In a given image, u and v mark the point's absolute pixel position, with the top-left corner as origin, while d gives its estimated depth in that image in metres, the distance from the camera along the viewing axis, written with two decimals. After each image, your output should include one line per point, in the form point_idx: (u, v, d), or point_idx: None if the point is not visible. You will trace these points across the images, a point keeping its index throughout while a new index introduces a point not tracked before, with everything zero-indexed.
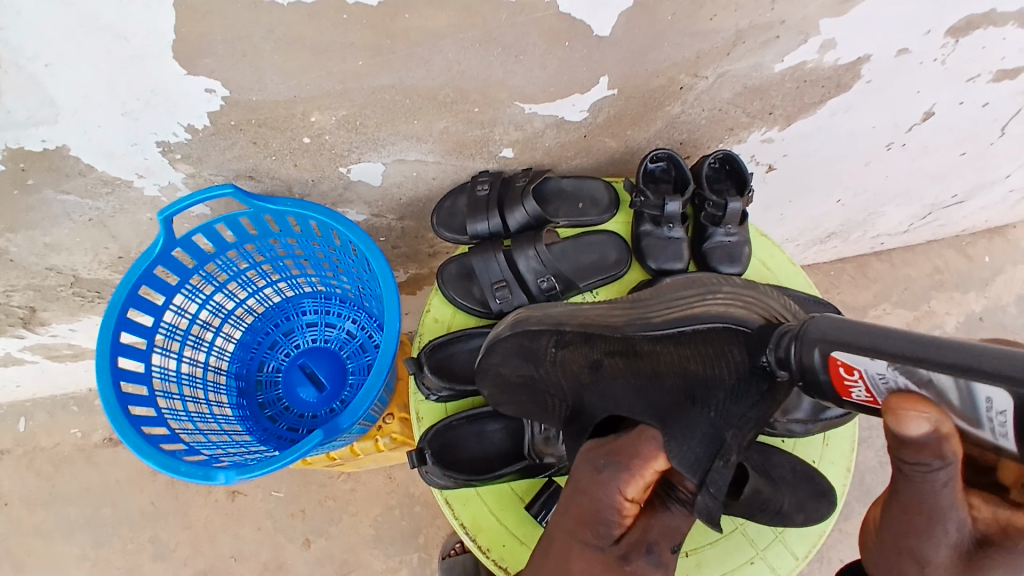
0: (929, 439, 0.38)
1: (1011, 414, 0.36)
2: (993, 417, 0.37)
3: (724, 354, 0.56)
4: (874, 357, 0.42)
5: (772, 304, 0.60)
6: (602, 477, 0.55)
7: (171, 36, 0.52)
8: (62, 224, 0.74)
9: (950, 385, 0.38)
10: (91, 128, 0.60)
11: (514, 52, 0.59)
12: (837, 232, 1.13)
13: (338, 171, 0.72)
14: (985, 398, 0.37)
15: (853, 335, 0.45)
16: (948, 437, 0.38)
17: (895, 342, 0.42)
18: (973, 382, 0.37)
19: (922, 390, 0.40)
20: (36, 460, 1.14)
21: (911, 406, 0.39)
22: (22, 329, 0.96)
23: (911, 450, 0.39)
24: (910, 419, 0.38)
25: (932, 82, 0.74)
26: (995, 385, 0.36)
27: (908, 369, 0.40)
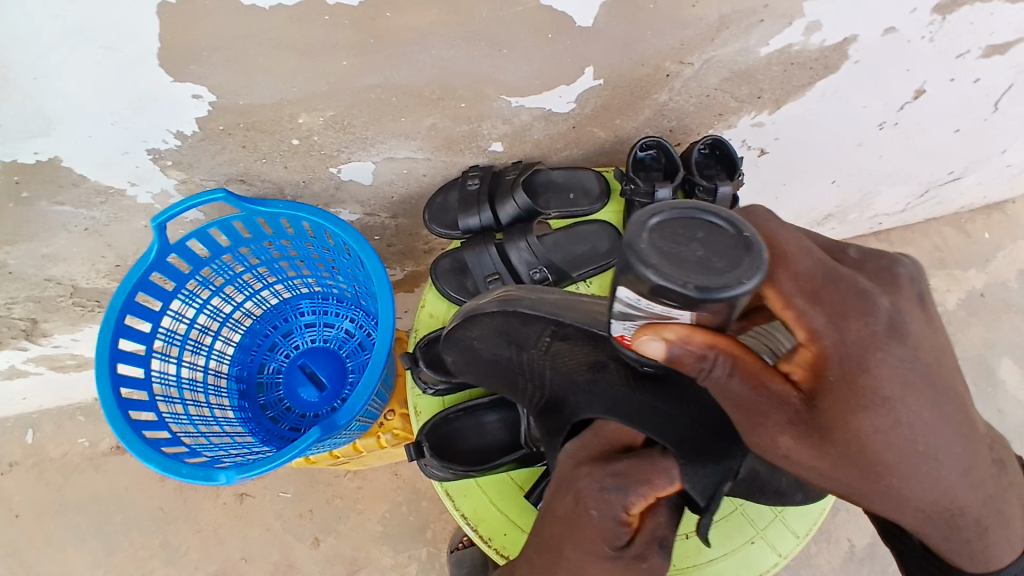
0: (675, 355, 0.42)
1: (636, 294, 0.38)
2: (651, 305, 0.38)
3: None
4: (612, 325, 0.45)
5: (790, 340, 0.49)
6: (612, 496, 0.55)
7: (156, 43, 0.52)
8: (58, 235, 0.75)
9: (627, 305, 0.40)
10: (82, 138, 0.60)
11: (499, 46, 0.59)
12: (833, 214, 1.14)
13: (330, 171, 0.73)
14: (628, 297, 0.39)
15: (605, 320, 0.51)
16: (691, 342, 0.41)
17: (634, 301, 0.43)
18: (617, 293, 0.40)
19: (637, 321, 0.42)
20: (45, 470, 1.16)
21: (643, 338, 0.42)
22: (25, 341, 0.97)
23: (683, 364, 0.42)
24: (647, 347, 0.42)
25: (921, 60, 0.74)
26: (618, 288, 0.39)
27: (618, 314, 0.43)
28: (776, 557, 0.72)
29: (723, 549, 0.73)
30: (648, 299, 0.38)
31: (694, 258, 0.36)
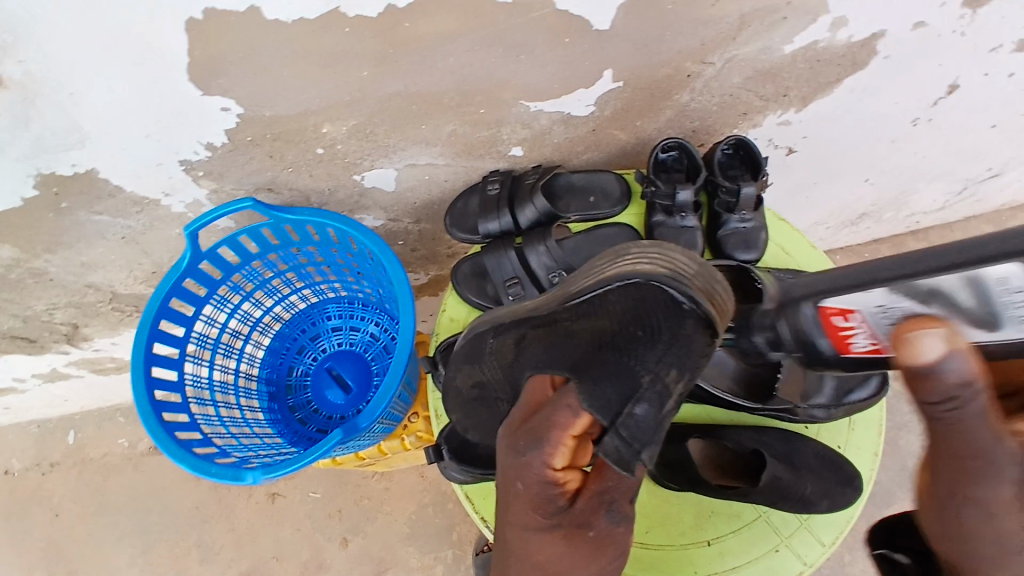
0: (947, 360, 0.36)
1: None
2: (1011, 296, 0.40)
3: (620, 315, 0.56)
4: (868, 288, 0.47)
5: (677, 256, 0.56)
6: (530, 457, 0.53)
7: (185, 59, 0.54)
8: (97, 244, 0.78)
9: (956, 285, 0.42)
10: (118, 151, 0.63)
11: (516, 52, 0.60)
12: (867, 213, 1.11)
13: (354, 178, 0.74)
14: (994, 281, 0.40)
15: (835, 283, 0.52)
16: (960, 359, 0.37)
17: (862, 274, 0.48)
18: (977, 270, 0.40)
19: (902, 301, 0.45)
20: (86, 469, 1.20)
21: (916, 343, 0.37)
22: (67, 345, 1.01)
23: (931, 379, 0.37)
24: (923, 342, 0.37)
25: (954, 53, 0.72)
26: (999, 265, 0.39)
27: (908, 288, 0.44)
28: (801, 566, 0.71)
29: (747, 557, 0.72)
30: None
31: None
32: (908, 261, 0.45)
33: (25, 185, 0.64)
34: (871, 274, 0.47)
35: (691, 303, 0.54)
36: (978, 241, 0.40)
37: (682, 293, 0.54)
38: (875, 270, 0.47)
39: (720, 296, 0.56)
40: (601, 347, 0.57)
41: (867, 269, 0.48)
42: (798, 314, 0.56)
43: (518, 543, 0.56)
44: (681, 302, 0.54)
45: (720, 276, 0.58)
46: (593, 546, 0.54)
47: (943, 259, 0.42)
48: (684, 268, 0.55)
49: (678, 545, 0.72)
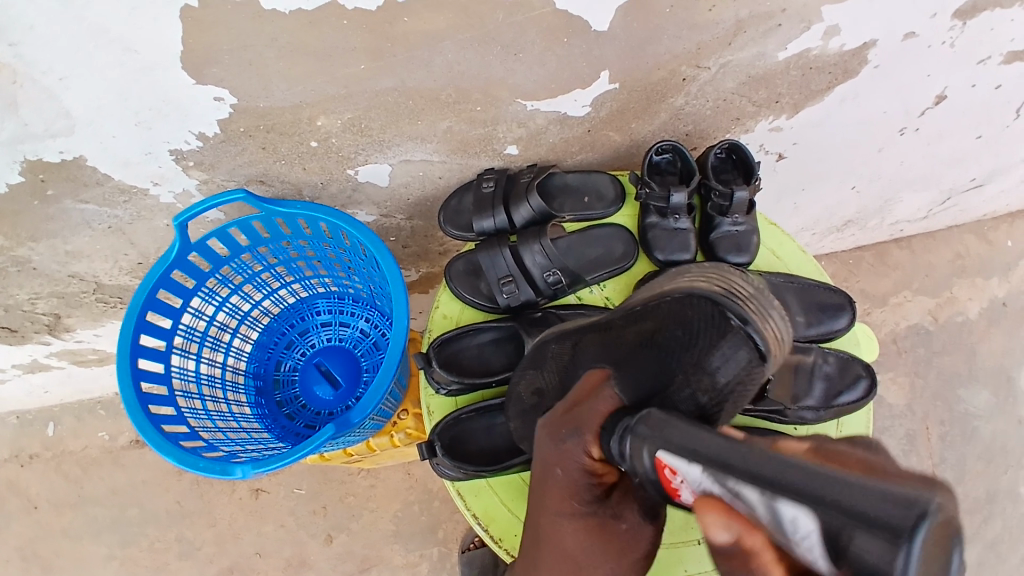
0: (732, 548, 0.37)
1: (815, 539, 0.33)
2: (801, 542, 0.34)
3: (667, 320, 0.57)
4: (690, 461, 0.41)
5: (735, 283, 0.58)
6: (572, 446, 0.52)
7: (178, 47, 0.53)
8: (82, 232, 0.76)
9: (757, 500, 0.36)
10: (106, 138, 0.62)
11: (513, 51, 0.60)
12: (852, 220, 1.12)
13: (347, 173, 0.74)
14: (787, 520, 0.34)
15: (680, 435, 0.44)
16: (753, 549, 0.36)
17: (778, 468, 0.36)
18: (780, 498, 0.35)
19: (760, 510, 0.36)
20: (64, 463, 1.18)
21: (712, 519, 0.38)
22: (48, 335, 0.99)
23: (736, 559, 0.36)
24: (712, 524, 0.38)
25: (942, 65, 0.74)
26: (800, 507, 0.34)
27: (719, 478, 0.38)
28: None
29: None
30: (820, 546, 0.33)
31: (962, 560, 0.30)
32: (849, 486, 0.33)
33: (11, 170, 0.63)
34: (783, 469, 0.36)
35: (735, 321, 0.53)
36: (852, 484, 0.33)
37: (729, 311, 0.54)
38: (849, 483, 0.33)
39: (769, 324, 0.55)
40: (645, 348, 0.57)
41: (766, 454, 0.38)
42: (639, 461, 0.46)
43: (550, 530, 0.55)
44: (724, 316, 0.54)
45: (777, 303, 0.59)
46: (621, 539, 0.55)
47: (856, 490, 0.33)
48: (738, 289, 0.57)
49: (670, 545, 0.72)
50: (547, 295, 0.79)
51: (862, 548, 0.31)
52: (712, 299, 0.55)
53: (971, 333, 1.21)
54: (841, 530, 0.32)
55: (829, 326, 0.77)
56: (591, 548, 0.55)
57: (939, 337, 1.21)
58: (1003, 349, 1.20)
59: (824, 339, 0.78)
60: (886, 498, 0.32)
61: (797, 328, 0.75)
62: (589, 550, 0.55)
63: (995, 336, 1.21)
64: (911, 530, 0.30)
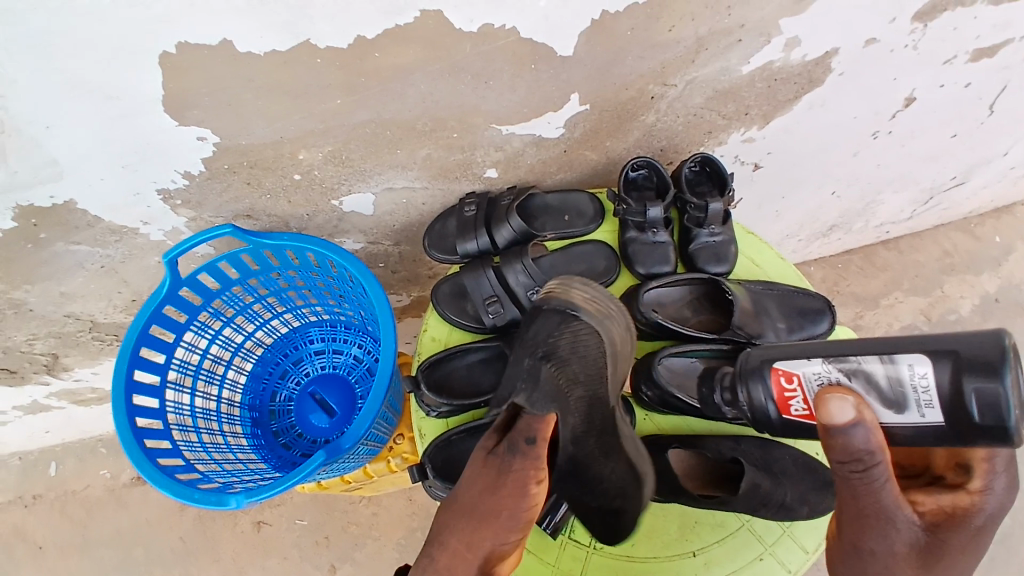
0: (853, 427, 0.43)
1: (932, 375, 0.46)
2: (917, 389, 0.46)
3: (548, 340, 0.60)
4: (811, 360, 0.53)
5: (574, 287, 0.63)
6: (526, 422, 0.56)
7: (160, 91, 0.55)
8: (76, 274, 0.78)
9: (881, 371, 0.48)
10: (95, 182, 0.64)
11: (483, 78, 0.62)
12: (836, 224, 1.14)
13: (331, 203, 0.76)
14: (909, 370, 0.47)
15: (790, 353, 0.57)
16: (871, 423, 0.43)
17: (873, 346, 0.51)
18: (899, 357, 0.48)
19: (880, 377, 0.48)
20: (68, 503, 1.18)
21: (836, 404, 0.43)
22: (48, 377, 1.01)
23: (842, 440, 0.44)
24: (837, 406, 0.43)
25: (907, 68, 0.76)
26: (917, 353, 0.47)
27: (841, 364, 0.51)
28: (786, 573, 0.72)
29: (731, 566, 0.72)
30: (935, 382, 0.46)
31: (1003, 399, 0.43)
32: (936, 338, 0.47)
33: (4, 217, 0.65)
34: (869, 347, 0.51)
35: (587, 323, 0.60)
36: (944, 340, 0.46)
37: (579, 310, 0.60)
38: (937, 340, 0.47)
39: (601, 305, 0.62)
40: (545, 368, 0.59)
41: (853, 343, 0.53)
42: (750, 386, 0.58)
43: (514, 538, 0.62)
44: (574, 314, 0.60)
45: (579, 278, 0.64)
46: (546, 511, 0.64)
47: (948, 339, 0.46)
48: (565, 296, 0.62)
49: (664, 558, 0.73)
50: None
51: (978, 385, 0.44)
52: (557, 320, 0.60)
53: (966, 330, 1.21)
54: (960, 378, 0.45)
55: (810, 332, 0.78)
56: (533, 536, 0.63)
57: None
58: None
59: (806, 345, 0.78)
60: (974, 339, 0.45)
61: (778, 334, 0.76)
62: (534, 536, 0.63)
63: (989, 332, 1.21)
64: (1002, 356, 0.43)
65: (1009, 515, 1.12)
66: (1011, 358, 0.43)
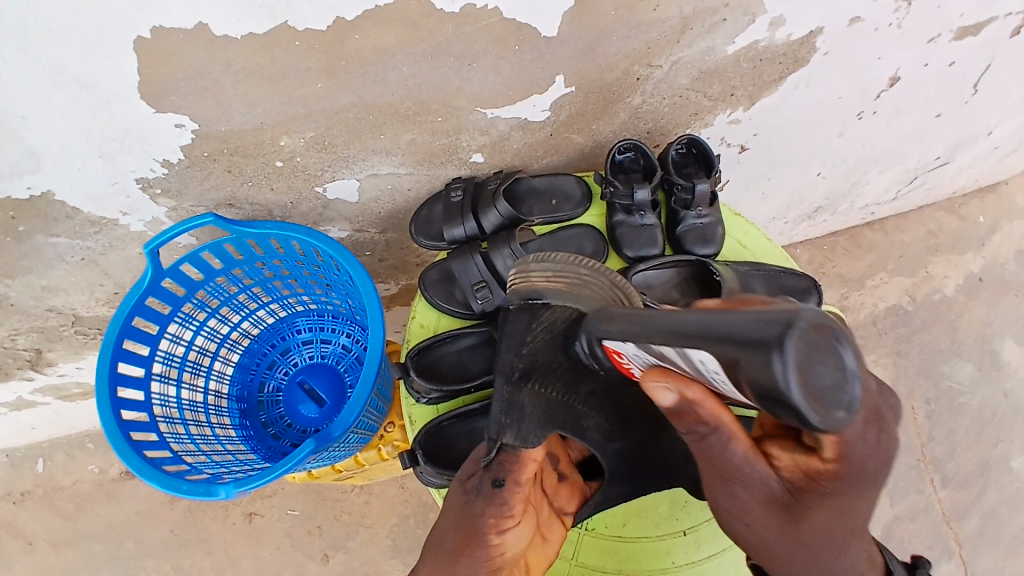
0: (679, 404, 0.45)
1: (715, 367, 0.39)
2: (712, 374, 0.41)
3: (519, 348, 0.60)
4: (625, 341, 0.47)
5: (532, 272, 0.60)
6: (498, 463, 0.62)
7: (136, 77, 0.54)
8: (56, 267, 0.76)
9: (675, 354, 0.42)
10: (72, 172, 0.62)
11: (467, 60, 0.61)
12: (823, 205, 1.14)
13: (315, 190, 0.75)
14: (698, 359, 0.40)
15: (611, 320, 0.50)
16: (694, 398, 0.44)
17: (678, 328, 0.41)
18: (683, 347, 0.41)
19: (684, 363, 0.43)
20: (56, 499, 1.17)
21: (656, 390, 0.45)
22: (31, 372, 0.99)
23: (688, 413, 0.45)
24: (657, 389, 0.45)
25: (891, 46, 0.75)
26: (702, 348, 0.39)
27: (647, 349, 0.45)
28: None
29: (721, 543, 0.73)
30: (723, 376, 0.39)
31: (824, 384, 0.36)
32: (722, 321, 0.38)
33: None
34: (671, 323, 0.42)
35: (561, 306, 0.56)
36: (732, 319, 0.38)
37: (545, 295, 0.58)
38: (727, 318, 0.38)
39: (569, 278, 0.57)
40: (525, 386, 0.60)
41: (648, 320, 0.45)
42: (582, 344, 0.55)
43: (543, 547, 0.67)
44: (540, 303, 0.58)
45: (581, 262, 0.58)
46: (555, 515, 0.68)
47: (734, 323, 0.37)
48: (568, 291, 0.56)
49: (655, 536, 0.73)
50: None
51: (754, 370, 0.36)
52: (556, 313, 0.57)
53: (950, 309, 1.23)
54: (736, 359, 0.37)
55: None
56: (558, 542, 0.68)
57: (919, 315, 1.23)
58: (984, 322, 1.22)
59: None
60: (756, 321, 0.36)
61: None
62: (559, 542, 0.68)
63: (973, 310, 1.23)
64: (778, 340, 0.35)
65: (995, 490, 1.16)
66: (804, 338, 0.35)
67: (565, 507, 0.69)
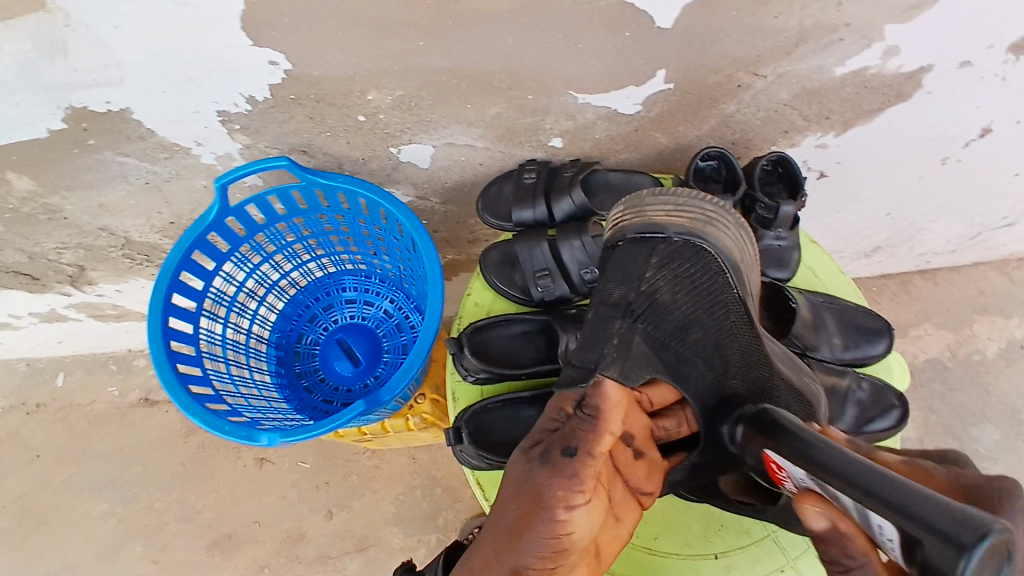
0: (831, 532, 0.44)
1: (896, 542, 0.38)
2: (883, 537, 0.39)
3: (636, 277, 0.61)
4: (789, 462, 0.47)
5: (648, 204, 0.63)
6: (570, 431, 0.55)
7: (240, 6, 0.53)
8: (118, 187, 0.76)
9: (851, 507, 0.41)
10: (155, 94, 0.62)
11: (573, 40, 0.59)
12: (881, 246, 1.10)
13: (388, 151, 0.73)
14: (874, 525, 0.40)
15: (783, 435, 0.49)
16: (847, 531, 0.43)
17: (878, 479, 0.40)
18: (864, 506, 0.40)
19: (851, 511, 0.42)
20: (72, 414, 1.19)
21: (810, 511, 0.45)
22: (69, 288, 1.00)
23: (833, 545, 0.44)
24: (809, 513, 0.45)
25: (993, 97, 0.72)
26: (882, 516, 0.38)
27: (813, 479, 0.44)
28: None
29: (751, 572, 0.71)
30: (899, 549, 0.38)
31: None
32: (918, 497, 0.37)
33: (54, 117, 0.63)
34: (862, 473, 0.41)
35: (681, 238, 0.61)
36: (921, 495, 0.37)
37: (666, 228, 0.62)
38: (917, 491, 0.37)
39: (692, 215, 0.62)
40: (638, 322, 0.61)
41: (832, 447, 0.45)
42: (751, 452, 0.54)
43: (617, 529, 0.58)
44: (658, 237, 0.62)
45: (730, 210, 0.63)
46: (637, 499, 0.60)
47: (927, 503, 0.36)
48: (698, 220, 0.61)
49: (685, 555, 0.72)
50: (581, 293, 0.79)
51: (931, 553, 0.35)
52: (675, 236, 0.61)
53: (989, 372, 1.18)
54: (917, 540, 0.36)
55: (865, 352, 0.76)
56: (632, 524, 0.60)
57: (956, 372, 1.18)
58: (1022, 391, 1.17)
59: (858, 364, 0.76)
60: (955, 509, 0.35)
61: (832, 350, 0.75)
62: (633, 520, 0.59)
63: (1012, 377, 1.17)
64: (974, 544, 0.33)
65: None
66: (985, 549, 0.33)
67: (642, 486, 0.59)
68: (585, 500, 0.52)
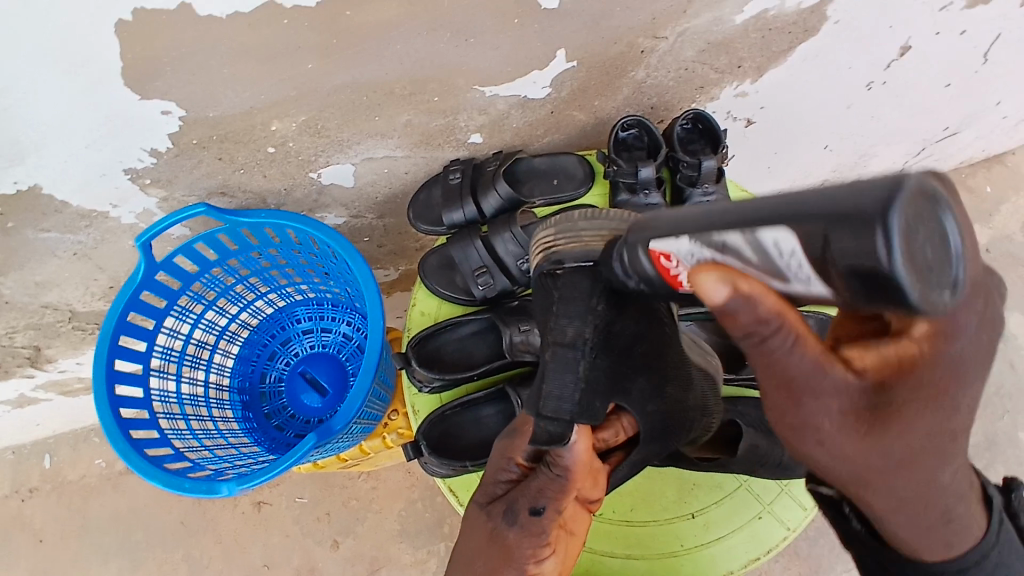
0: (734, 302, 0.34)
1: (800, 251, 0.34)
2: (790, 262, 0.35)
3: (587, 312, 0.57)
4: (678, 235, 0.43)
5: (583, 229, 0.58)
6: (537, 490, 0.56)
7: (118, 62, 0.52)
8: (48, 262, 0.75)
9: (744, 242, 0.37)
10: (58, 164, 0.60)
11: (466, 36, 0.59)
12: (829, 179, 1.11)
13: (309, 177, 0.73)
14: (773, 242, 0.35)
15: (669, 223, 0.45)
16: (751, 293, 0.34)
17: (788, 200, 0.36)
18: (760, 231, 0.36)
19: (747, 250, 0.37)
20: (62, 493, 1.17)
21: (707, 278, 0.35)
22: (31, 369, 0.98)
23: (739, 317, 0.35)
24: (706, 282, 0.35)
25: (903, 15, 0.73)
26: (778, 226, 0.35)
27: (706, 238, 0.40)
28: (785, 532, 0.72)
29: (730, 525, 0.72)
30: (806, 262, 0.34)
31: (926, 257, 0.29)
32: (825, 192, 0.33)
33: None
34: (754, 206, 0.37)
35: None
36: (826, 189, 0.33)
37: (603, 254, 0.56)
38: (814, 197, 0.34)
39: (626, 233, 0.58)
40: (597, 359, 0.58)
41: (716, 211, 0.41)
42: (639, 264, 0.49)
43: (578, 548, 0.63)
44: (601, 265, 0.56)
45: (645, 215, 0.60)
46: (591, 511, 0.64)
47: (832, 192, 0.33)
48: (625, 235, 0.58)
49: (664, 520, 0.73)
50: (522, 283, 0.80)
51: (844, 243, 0.31)
52: None
53: None
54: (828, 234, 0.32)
55: None
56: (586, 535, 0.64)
57: None
58: None
59: None
60: (860, 184, 0.31)
61: None
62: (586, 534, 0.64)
63: None
64: (887, 208, 0.29)
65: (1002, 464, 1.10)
66: (904, 202, 0.29)
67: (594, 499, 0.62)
68: (552, 551, 0.57)
